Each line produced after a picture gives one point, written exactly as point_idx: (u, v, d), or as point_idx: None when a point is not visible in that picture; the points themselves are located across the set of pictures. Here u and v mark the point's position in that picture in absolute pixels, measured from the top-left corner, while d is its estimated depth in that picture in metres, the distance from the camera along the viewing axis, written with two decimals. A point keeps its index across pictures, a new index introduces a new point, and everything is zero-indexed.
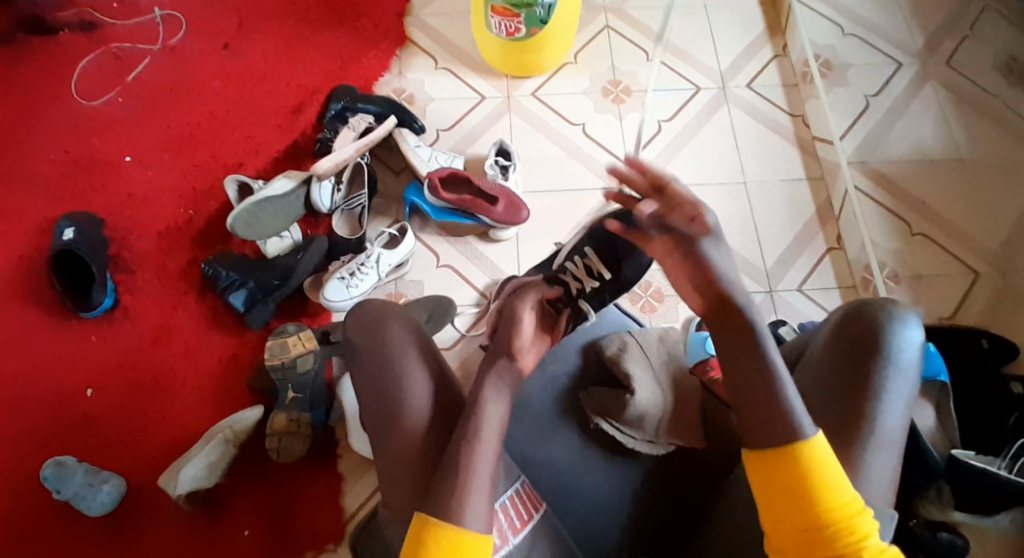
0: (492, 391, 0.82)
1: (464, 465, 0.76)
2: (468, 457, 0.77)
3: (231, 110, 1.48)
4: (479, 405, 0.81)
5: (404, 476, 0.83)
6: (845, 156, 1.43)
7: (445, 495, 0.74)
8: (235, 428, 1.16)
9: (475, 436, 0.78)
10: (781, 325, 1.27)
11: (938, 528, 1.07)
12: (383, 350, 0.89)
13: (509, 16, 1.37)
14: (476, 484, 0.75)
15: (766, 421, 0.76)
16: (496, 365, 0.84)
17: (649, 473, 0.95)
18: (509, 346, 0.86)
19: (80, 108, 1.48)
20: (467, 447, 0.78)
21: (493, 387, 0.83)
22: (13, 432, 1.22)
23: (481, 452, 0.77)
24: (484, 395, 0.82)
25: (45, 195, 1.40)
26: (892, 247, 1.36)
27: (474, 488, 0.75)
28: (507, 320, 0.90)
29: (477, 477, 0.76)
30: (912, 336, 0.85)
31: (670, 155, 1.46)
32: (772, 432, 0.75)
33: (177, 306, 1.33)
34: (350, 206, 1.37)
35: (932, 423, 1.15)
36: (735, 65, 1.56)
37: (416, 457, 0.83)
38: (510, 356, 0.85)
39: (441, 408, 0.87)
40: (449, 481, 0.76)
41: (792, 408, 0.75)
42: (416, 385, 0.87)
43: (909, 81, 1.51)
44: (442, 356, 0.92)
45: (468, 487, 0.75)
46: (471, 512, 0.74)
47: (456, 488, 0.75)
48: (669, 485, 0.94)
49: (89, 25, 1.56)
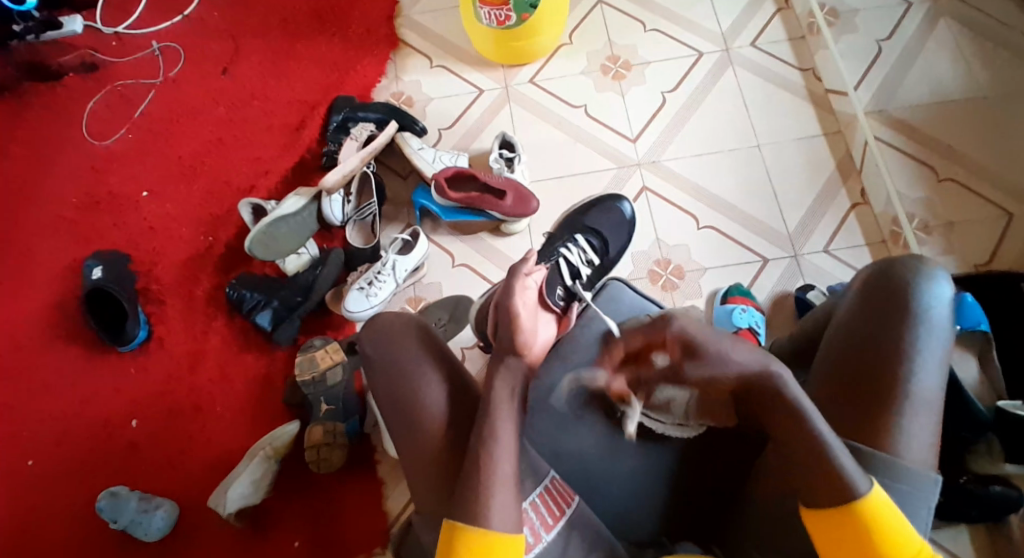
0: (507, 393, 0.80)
1: (488, 463, 0.76)
2: (490, 462, 0.76)
3: (237, 133, 1.50)
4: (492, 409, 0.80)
5: (432, 478, 0.84)
6: (862, 106, 1.37)
7: (469, 498, 0.75)
8: (273, 445, 1.19)
9: (491, 439, 0.78)
10: (809, 289, 1.26)
11: (989, 482, 1.09)
12: (400, 359, 0.89)
13: (498, 6, 1.34)
14: (501, 482, 0.75)
15: (818, 470, 0.69)
16: (505, 363, 0.82)
17: (677, 458, 0.93)
18: (513, 343, 0.84)
19: (94, 147, 1.52)
20: (488, 451, 0.77)
21: (505, 388, 0.81)
22: (68, 467, 1.28)
23: (501, 450, 0.77)
24: (496, 396, 0.80)
25: (71, 238, 1.45)
26: (919, 197, 1.31)
27: (498, 487, 0.75)
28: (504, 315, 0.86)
29: (499, 476, 0.76)
30: (940, 292, 0.83)
31: (676, 128, 1.42)
32: (823, 490, 0.69)
33: (207, 332, 1.36)
34: (362, 216, 1.37)
35: (977, 375, 1.12)
36: (737, 25, 1.50)
37: (437, 463, 0.84)
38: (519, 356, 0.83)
39: (463, 418, 0.86)
40: (473, 483, 0.76)
41: (838, 461, 0.69)
42: (434, 396, 0.87)
43: (922, 19, 1.44)
44: (459, 361, 0.92)
45: (491, 487, 0.75)
46: (496, 511, 0.74)
47: (480, 484, 0.75)
48: (704, 476, 0.93)
49: (92, 66, 1.59)
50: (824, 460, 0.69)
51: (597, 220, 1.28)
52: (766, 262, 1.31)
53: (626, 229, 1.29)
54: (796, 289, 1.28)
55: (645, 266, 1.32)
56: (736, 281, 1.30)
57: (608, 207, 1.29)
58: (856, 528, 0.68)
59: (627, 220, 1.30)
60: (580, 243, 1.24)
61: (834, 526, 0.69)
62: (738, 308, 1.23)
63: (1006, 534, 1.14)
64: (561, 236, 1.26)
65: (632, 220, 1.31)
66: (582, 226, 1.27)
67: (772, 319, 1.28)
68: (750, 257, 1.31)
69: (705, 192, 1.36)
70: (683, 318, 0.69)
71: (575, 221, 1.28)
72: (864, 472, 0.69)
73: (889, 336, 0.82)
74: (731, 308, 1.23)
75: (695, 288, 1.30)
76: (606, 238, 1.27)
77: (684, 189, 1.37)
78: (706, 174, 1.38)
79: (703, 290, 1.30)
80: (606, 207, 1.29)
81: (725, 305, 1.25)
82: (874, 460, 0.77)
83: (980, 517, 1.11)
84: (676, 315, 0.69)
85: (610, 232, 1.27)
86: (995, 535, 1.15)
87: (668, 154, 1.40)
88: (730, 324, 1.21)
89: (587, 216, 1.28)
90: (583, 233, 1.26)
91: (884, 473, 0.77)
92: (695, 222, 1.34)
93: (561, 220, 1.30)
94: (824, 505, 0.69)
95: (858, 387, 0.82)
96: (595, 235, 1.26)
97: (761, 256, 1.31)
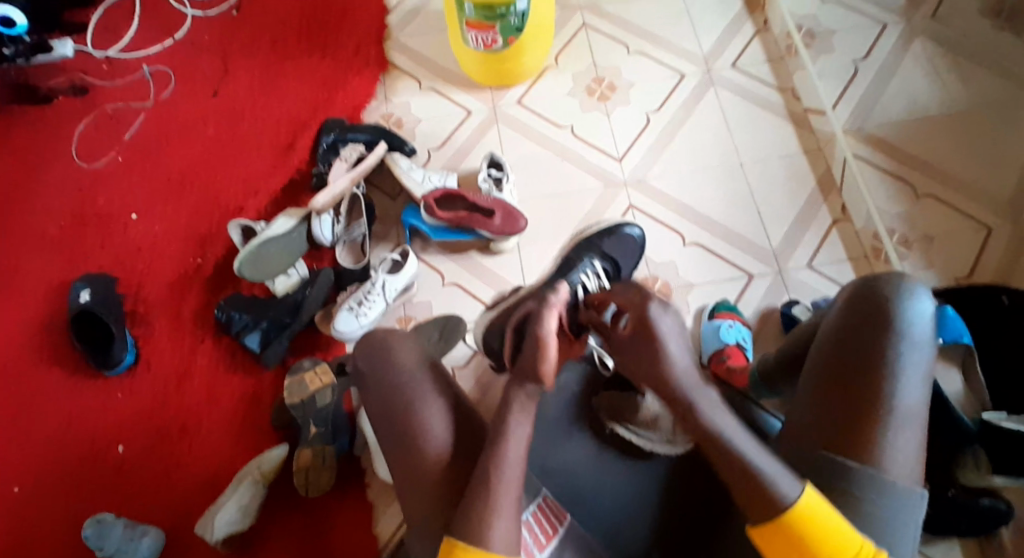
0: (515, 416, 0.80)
1: (490, 484, 0.77)
2: (491, 483, 0.77)
3: (227, 155, 1.51)
4: (503, 429, 0.80)
5: (430, 491, 0.83)
6: (840, 124, 1.41)
7: (470, 518, 0.75)
8: (262, 469, 1.19)
9: (495, 463, 0.78)
10: (794, 303, 1.27)
11: (977, 493, 1.11)
12: (398, 379, 0.90)
13: (485, 29, 1.37)
14: (504, 502, 0.76)
15: (751, 486, 0.71)
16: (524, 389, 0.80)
17: (669, 473, 0.94)
18: (536, 371, 0.79)
19: (82, 169, 1.52)
20: (491, 473, 0.77)
21: (519, 410, 0.80)
22: (52, 493, 1.26)
23: (506, 465, 0.78)
24: (508, 417, 0.80)
25: (58, 260, 1.44)
26: (898, 212, 1.34)
27: (501, 509, 0.75)
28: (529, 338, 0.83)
29: (503, 490, 0.76)
30: (922, 307, 0.85)
31: (661, 146, 1.45)
32: (757, 504, 0.71)
33: (195, 353, 1.35)
34: (351, 237, 1.37)
35: (961, 388, 1.15)
36: (718, 46, 1.54)
37: (440, 476, 0.84)
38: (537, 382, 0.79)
39: (466, 442, 0.86)
40: (475, 504, 0.76)
41: (769, 473, 0.71)
42: (434, 418, 0.87)
43: (897, 39, 1.47)
44: (457, 384, 0.93)
45: (495, 508, 0.75)
46: (497, 533, 0.74)
47: (484, 503, 0.76)
48: (696, 484, 0.92)
49: (81, 89, 1.59)
50: (761, 481, 0.70)
51: (614, 247, 1.25)
52: (752, 278, 1.33)
53: (636, 252, 1.28)
54: (782, 305, 1.30)
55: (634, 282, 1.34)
56: (724, 297, 1.32)
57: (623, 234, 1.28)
58: (793, 539, 0.69)
59: (637, 243, 1.29)
60: (597, 269, 1.19)
61: (774, 540, 0.70)
62: (725, 324, 1.24)
63: (996, 544, 1.15)
64: (576, 259, 1.20)
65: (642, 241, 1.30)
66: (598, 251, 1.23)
67: (760, 335, 1.29)
68: (735, 273, 1.33)
69: (691, 210, 1.39)
70: (660, 311, 0.74)
71: (592, 245, 1.24)
72: (793, 478, 0.71)
73: (872, 350, 0.83)
74: (718, 324, 1.25)
75: (683, 305, 1.32)
76: (618, 263, 1.24)
77: (670, 207, 1.39)
78: (691, 192, 1.40)
79: (691, 306, 1.31)
80: (620, 234, 1.27)
81: (712, 322, 1.26)
82: (859, 474, 0.79)
83: (967, 528, 1.12)
84: (654, 305, 0.74)
85: (622, 259, 1.25)
86: (984, 545, 1.16)
87: (653, 172, 1.42)
88: (718, 341, 1.23)
89: (604, 241, 1.26)
90: (601, 259, 1.21)
91: (869, 487, 0.78)
92: (681, 239, 1.36)
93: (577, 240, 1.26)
94: (762, 520, 0.70)
95: (842, 400, 0.83)
96: (608, 261, 1.22)
97: (747, 271, 1.33)
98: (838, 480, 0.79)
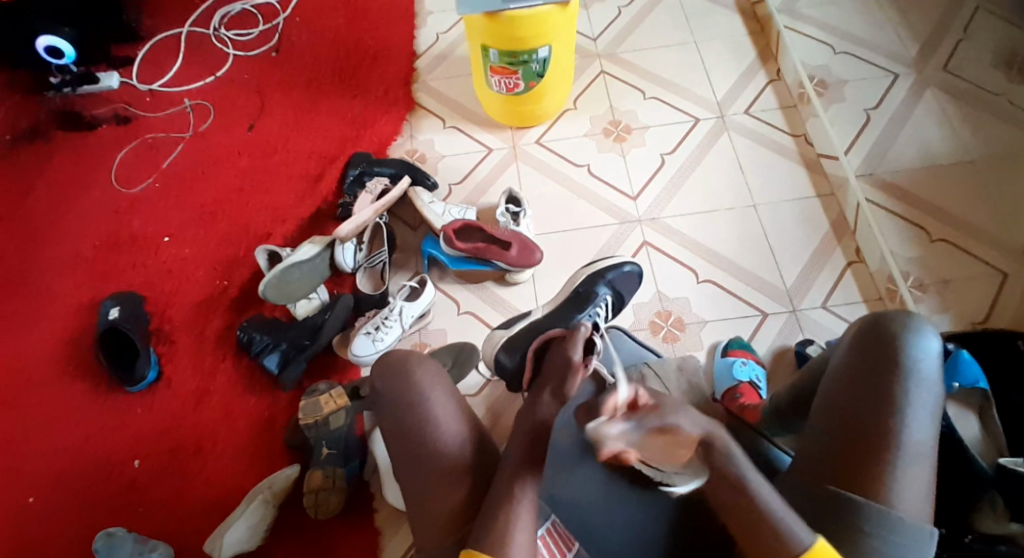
0: (525, 441, 0.85)
1: (502, 509, 0.79)
2: (504, 508, 0.79)
3: (258, 184, 1.58)
4: (517, 452, 0.84)
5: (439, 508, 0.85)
6: (853, 169, 1.44)
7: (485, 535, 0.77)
8: (273, 489, 1.19)
9: (508, 486, 0.81)
10: (808, 342, 1.28)
11: (993, 542, 0.96)
12: (412, 399, 0.91)
13: (508, 74, 1.43)
14: (522, 515, 0.79)
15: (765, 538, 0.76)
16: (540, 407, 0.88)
17: (678, 510, 0.93)
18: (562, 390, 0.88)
19: (120, 194, 1.59)
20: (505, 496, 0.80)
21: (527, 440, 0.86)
22: (67, 505, 1.28)
23: (518, 487, 0.81)
24: (522, 444, 0.85)
25: (92, 278, 1.50)
26: (913, 255, 1.35)
27: (519, 527, 0.78)
28: (558, 362, 0.91)
29: (514, 507, 0.79)
30: (929, 345, 0.85)
31: (675, 186, 1.49)
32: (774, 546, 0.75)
33: (216, 372, 1.39)
34: (372, 263, 1.42)
35: (978, 433, 1.09)
36: (731, 93, 1.60)
37: (453, 489, 0.86)
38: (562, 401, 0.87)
39: (473, 466, 0.88)
40: (486, 526, 0.78)
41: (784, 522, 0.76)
42: (445, 440, 0.89)
43: (909, 90, 1.53)
44: (469, 407, 0.94)
45: (513, 526, 0.78)
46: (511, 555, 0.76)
47: (495, 524, 0.78)
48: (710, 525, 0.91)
49: (125, 119, 1.69)
50: (778, 527, 0.75)
51: (622, 282, 1.26)
52: (765, 316, 1.34)
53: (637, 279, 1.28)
54: (795, 343, 1.30)
55: (647, 316, 1.35)
56: (736, 333, 1.33)
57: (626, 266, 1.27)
58: None
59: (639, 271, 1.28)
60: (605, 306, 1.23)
61: None
62: (739, 360, 1.24)
63: None
64: (590, 292, 1.22)
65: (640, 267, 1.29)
66: (605, 280, 1.24)
67: (772, 373, 1.29)
68: (749, 311, 1.34)
69: (703, 246, 1.41)
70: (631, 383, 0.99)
71: (597, 276, 1.24)
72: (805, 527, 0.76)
73: (880, 387, 0.84)
74: (731, 360, 1.24)
75: (696, 340, 1.33)
76: (620, 291, 1.27)
77: (684, 244, 1.42)
78: (702, 229, 1.43)
79: (703, 342, 1.32)
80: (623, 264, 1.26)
81: (725, 358, 1.26)
82: (867, 510, 0.78)
83: None
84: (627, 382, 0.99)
85: (626, 291, 1.28)
86: None
87: (667, 211, 1.46)
88: (730, 377, 1.22)
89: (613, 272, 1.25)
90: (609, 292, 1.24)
91: (878, 522, 0.78)
92: (695, 275, 1.39)
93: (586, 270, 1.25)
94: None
95: (851, 435, 0.83)
96: (614, 294, 1.26)
97: (760, 309, 1.34)
98: (847, 513, 0.79)
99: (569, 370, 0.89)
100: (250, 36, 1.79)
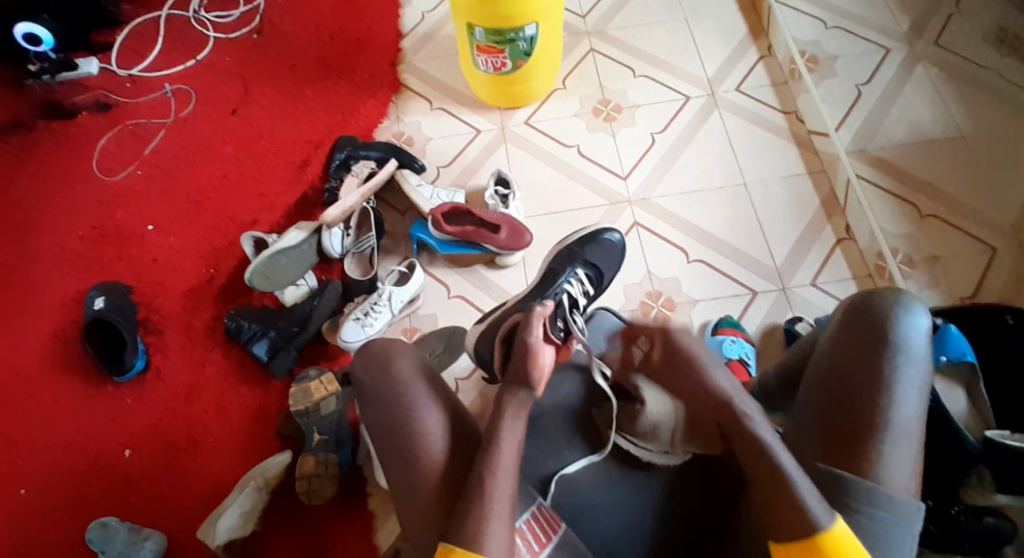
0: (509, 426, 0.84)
1: (485, 496, 0.79)
2: (489, 494, 0.79)
3: (243, 171, 1.56)
4: (496, 432, 0.83)
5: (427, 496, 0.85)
6: (843, 145, 1.43)
7: (465, 521, 0.77)
8: (265, 476, 1.19)
9: (491, 470, 0.80)
10: (797, 320, 1.28)
11: (980, 513, 0.98)
12: (396, 387, 0.90)
13: (495, 53, 1.41)
14: (507, 501, 0.79)
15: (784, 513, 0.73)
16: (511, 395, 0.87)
17: (669, 487, 0.93)
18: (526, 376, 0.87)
19: (104, 183, 1.57)
20: (488, 482, 0.80)
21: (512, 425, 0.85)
22: (58, 498, 1.27)
23: (505, 474, 0.81)
24: (504, 427, 0.84)
25: (77, 269, 1.48)
26: (903, 232, 1.34)
27: (494, 515, 0.77)
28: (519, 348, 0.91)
29: (498, 493, 0.79)
30: (917, 322, 0.85)
31: (665, 166, 1.47)
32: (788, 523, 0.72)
33: (205, 361, 1.38)
34: (360, 249, 1.40)
35: (966, 407, 1.09)
36: (722, 71, 1.58)
37: (439, 476, 0.86)
38: (530, 387, 0.87)
39: (461, 452, 0.88)
40: (469, 514, 0.78)
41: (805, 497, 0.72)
42: (431, 426, 0.88)
43: (900, 65, 1.52)
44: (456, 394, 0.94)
45: (488, 514, 0.77)
46: (492, 541, 0.76)
47: (478, 511, 0.77)
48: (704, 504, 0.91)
49: (106, 106, 1.66)
50: (798, 502, 0.72)
51: (596, 255, 1.25)
52: (755, 295, 1.33)
53: (617, 256, 1.28)
54: (785, 322, 1.30)
55: (637, 297, 1.34)
56: (727, 313, 1.32)
57: (600, 241, 1.27)
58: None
59: (618, 247, 1.28)
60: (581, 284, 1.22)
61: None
62: (728, 339, 1.24)
63: None
64: (558, 269, 1.22)
65: (621, 246, 1.29)
66: (580, 259, 1.23)
67: (763, 352, 1.29)
68: (739, 290, 1.34)
69: (693, 226, 1.40)
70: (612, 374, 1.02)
71: (574, 254, 1.23)
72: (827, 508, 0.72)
73: (868, 366, 0.84)
74: (721, 338, 1.24)
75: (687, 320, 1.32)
76: (601, 270, 1.25)
77: (675, 224, 1.41)
78: (693, 209, 1.42)
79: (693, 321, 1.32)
80: (599, 241, 1.26)
81: (715, 336, 1.26)
82: (856, 488, 0.78)
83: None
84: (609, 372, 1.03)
85: (604, 265, 1.25)
86: None
87: (657, 191, 1.45)
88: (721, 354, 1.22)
89: (586, 249, 1.25)
90: (583, 268, 1.22)
91: (867, 500, 0.78)
92: (685, 255, 1.38)
93: (557, 249, 1.26)
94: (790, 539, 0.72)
95: (840, 414, 0.83)
96: (590, 267, 1.24)
97: (750, 288, 1.34)
98: (837, 492, 0.79)
99: (530, 352, 0.89)
100: (232, 18, 1.75)
